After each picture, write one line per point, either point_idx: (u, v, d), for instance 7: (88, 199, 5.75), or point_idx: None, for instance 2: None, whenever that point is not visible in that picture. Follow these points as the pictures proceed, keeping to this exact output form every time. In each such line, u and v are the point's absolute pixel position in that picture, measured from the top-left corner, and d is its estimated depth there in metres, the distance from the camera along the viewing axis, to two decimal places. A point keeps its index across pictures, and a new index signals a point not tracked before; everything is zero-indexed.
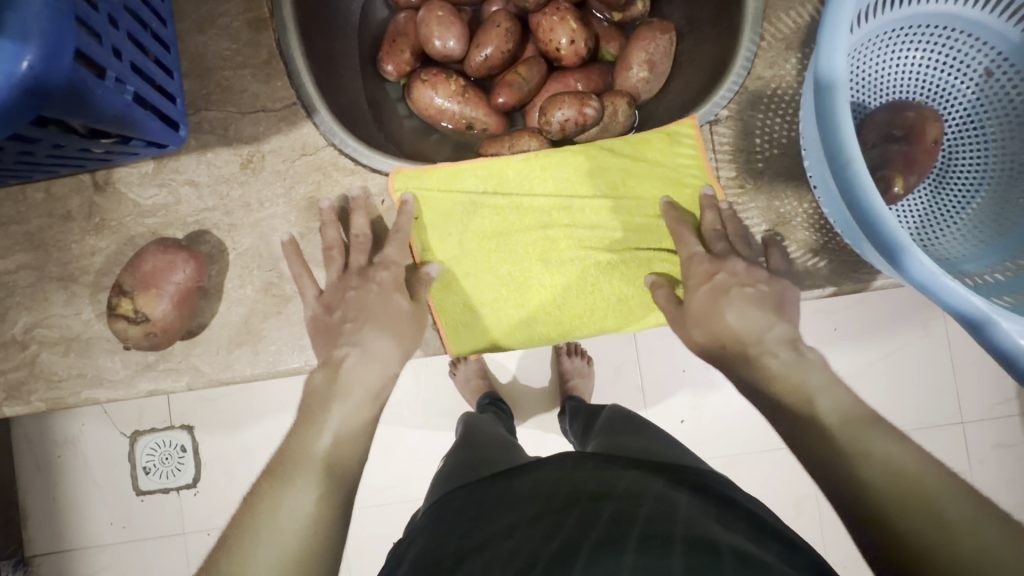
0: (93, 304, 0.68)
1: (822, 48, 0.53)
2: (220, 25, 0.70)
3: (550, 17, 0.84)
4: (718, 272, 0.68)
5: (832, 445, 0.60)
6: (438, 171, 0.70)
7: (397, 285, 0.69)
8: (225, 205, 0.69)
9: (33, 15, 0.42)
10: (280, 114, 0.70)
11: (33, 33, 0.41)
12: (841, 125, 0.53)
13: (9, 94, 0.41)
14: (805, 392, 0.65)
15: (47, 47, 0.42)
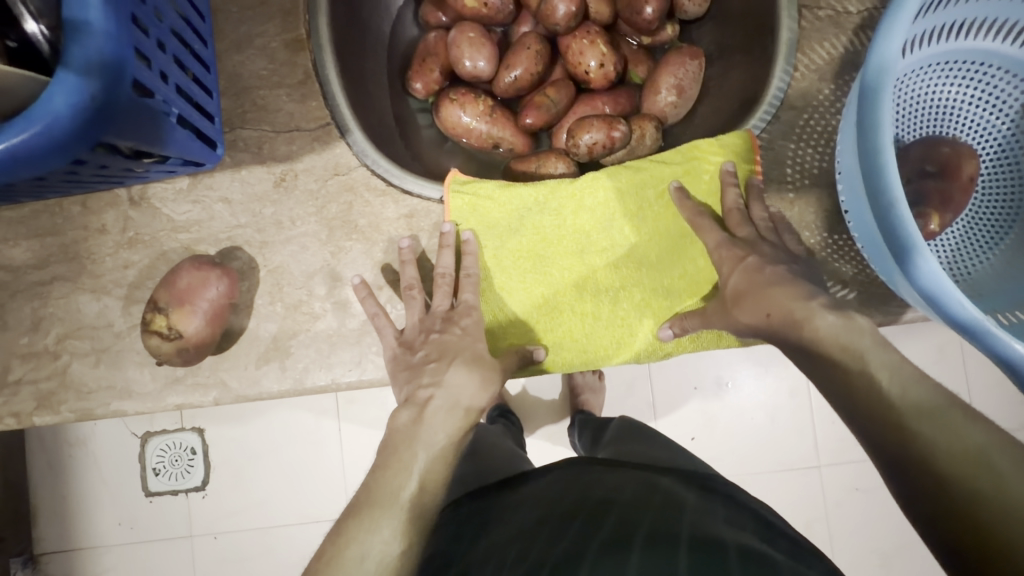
0: (125, 316, 0.69)
1: (867, 90, 0.53)
2: (258, 45, 0.71)
3: (580, 41, 0.85)
4: (747, 257, 0.65)
5: (881, 407, 0.51)
6: (490, 182, 0.71)
7: (421, 301, 0.69)
8: (257, 222, 0.70)
9: (95, 47, 0.42)
10: (314, 134, 0.71)
11: (92, 64, 0.42)
12: (885, 164, 0.52)
13: (70, 123, 0.42)
14: (853, 346, 0.55)
15: (108, 78, 0.43)
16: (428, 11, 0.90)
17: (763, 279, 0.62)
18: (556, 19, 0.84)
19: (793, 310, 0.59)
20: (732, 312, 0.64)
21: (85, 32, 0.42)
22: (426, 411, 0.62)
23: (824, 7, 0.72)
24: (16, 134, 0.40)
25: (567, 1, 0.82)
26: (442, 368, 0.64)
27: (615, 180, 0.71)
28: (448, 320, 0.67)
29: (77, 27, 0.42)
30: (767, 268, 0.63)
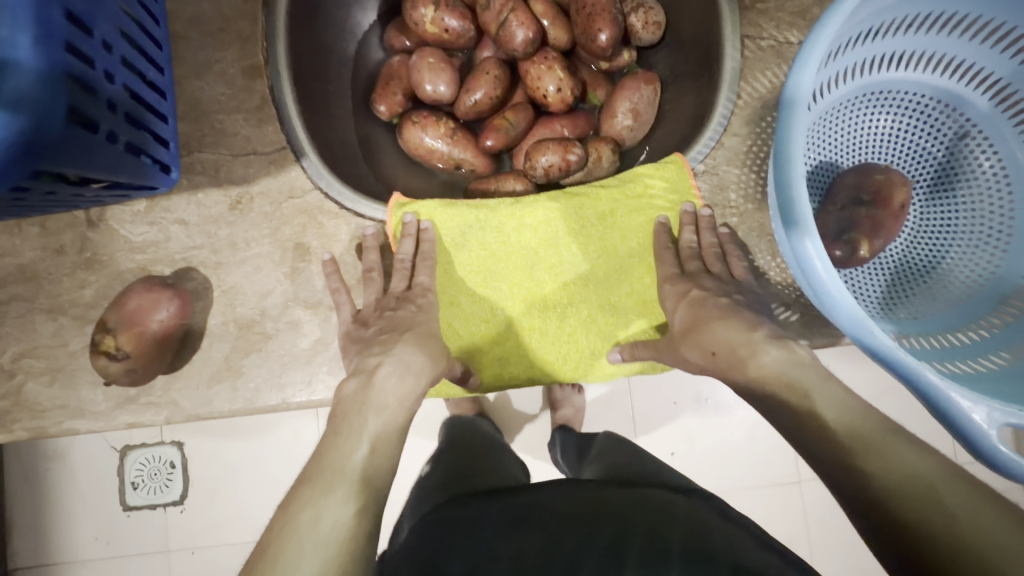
0: (80, 336, 0.70)
1: (783, 117, 0.54)
2: (217, 71, 0.73)
3: (538, 66, 0.88)
4: (691, 288, 0.67)
5: (827, 436, 0.53)
6: (430, 201, 0.72)
7: (380, 281, 0.71)
8: (212, 244, 0.71)
9: (27, 88, 0.44)
10: (270, 157, 0.72)
11: (24, 100, 0.44)
12: (797, 197, 0.53)
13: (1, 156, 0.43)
14: (800, 386, 0.57)
15: (38, 113, 0.45)
16: (393, 36, 0.92)
17: (707, 310, 0.64)
18: (515, 45, 0.87)
19: (733, 343, 0.62)
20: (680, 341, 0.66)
21: (14, 70, 0.44)
22: (375, 376, 0.63)
23: (766, 38, 0.74)
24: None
25: (525, 28, 0.85)
26: (395, 339, 0.65)
27: (556, 199, 0.72)
28: (400, 312, 0.68)
29: (7, 66, 0.44)
30: (709, 299, 0.65)
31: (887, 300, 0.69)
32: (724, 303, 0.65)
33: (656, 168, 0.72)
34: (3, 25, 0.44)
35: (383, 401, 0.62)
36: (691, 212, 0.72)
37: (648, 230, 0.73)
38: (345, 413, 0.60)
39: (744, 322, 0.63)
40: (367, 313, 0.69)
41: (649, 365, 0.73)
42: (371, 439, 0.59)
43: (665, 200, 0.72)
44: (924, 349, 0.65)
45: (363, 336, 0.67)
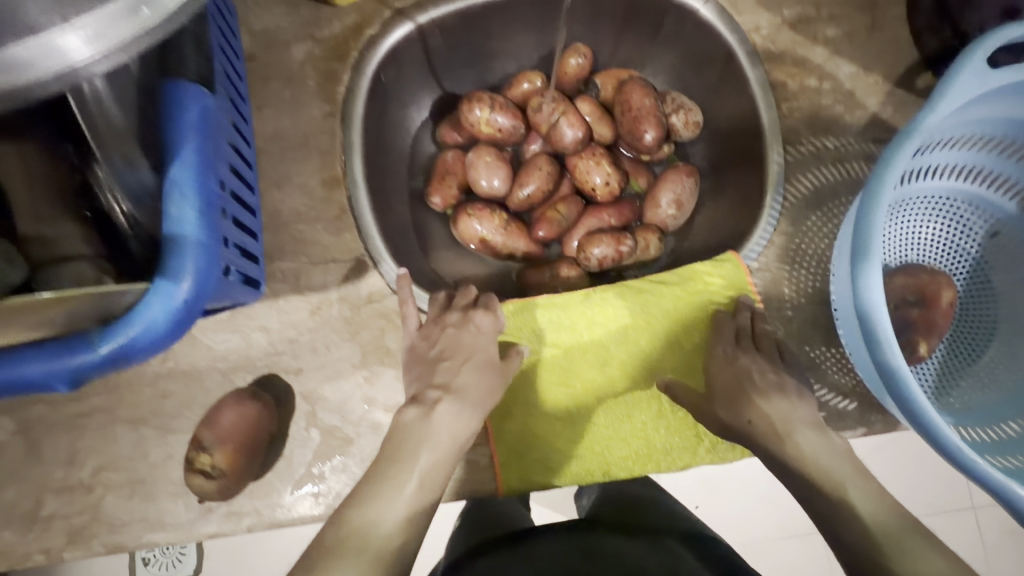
0: (161, 446, 0.71)
1: (858, 243, 0.58)
2: (297, 183, 0.77)
3: (587, 161, 0.94)
4: (738, 357, 0.72)
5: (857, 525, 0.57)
6: (506, 304, 0.76)
7: None
8: (293, 349, 0.73)
9: (190, 257, 0.46)
10: (349, 264, 0.75)
11: (189, 270, 0.46)
12: (879, 319, 0.57)
13: (168, 326, 0.45)
14: (834, 475, 0.62)
15: (199, 281, 0.46)
16: (445, 132, 0.96)
17: (750, 383, 0.69)
18: (564, 142, 0.93)
19: (775, 420, 0.67)
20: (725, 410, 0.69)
21: (183, 244, 0.46)
22: (434, 411, 0.65)
23: (806, 144, 0.81)
24: (115, 340, 0.44)
25: (574, 128, 0.91)
26: (455, 370, 0.68)
27: (622, 297, 0.76)
28: (460, 332, 0.71)
29: (177, 241, 0.46)
30: (755, 375, 0.70)
31: (938, 388, 0.74)
32: (771, 381, 0.70)
33: (713, 264, 0.76)
34: (171, 201, 0.47)
35: (437, 438, 0.63)
36: (750, 305, 0.75)
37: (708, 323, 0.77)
38: (401, 443, 0.62)
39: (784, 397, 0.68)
40: (429, 327, 0.71)
41: (721, 456, 0.74)
42: (419, 477, 0.61)
43: (722, 292, 0.76)
44: (981, 441, 0.70)
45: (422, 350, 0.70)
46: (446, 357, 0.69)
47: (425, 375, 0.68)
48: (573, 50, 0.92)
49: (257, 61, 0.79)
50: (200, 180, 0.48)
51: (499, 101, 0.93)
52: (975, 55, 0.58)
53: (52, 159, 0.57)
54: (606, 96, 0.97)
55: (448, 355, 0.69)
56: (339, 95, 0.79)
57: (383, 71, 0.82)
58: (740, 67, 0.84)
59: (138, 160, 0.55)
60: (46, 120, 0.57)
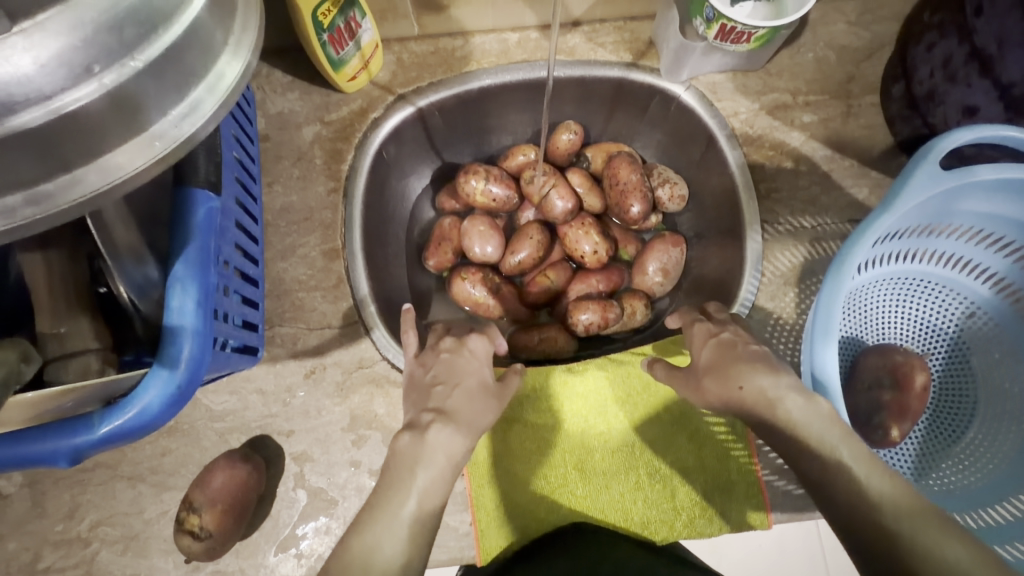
0: (156, 503, 0.74)
1: (817, 328, 0.62)
2: (299, 254, 0.82)
3: (576, 230, 0.98)
4: (722, 333, 0.70)
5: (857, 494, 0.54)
6: None
7: None
8: (286, 411, 0.77)
9: (185, 344, 0.52)
10: (343, 330, 0.80)
11: (182, 358, 0.52)
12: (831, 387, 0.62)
13: (161, 406, 0.51)
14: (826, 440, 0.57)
15: (192, 366, 0.52)
16: (444, 199, 1.03)
17: (734, 354, 0.66)
18: (555, 212, 0.98)
19: (764, 386, 0.62)
20: (708, 379, 0.66)
21: (179, 334, 0.53)
22: (428, 432, 0.62)
23: (784, 224, 0.84)
24: (110, 423, 0.50)
25: (564, 199, 0.97)
26: (448, 391, 0.67)
27: (603, 369, 0.79)
28: (455, 355, 0.72)
29: (176, 330, 0.53)
30: (740, 346, 0.67)
31: (919, 469, 0.76)
32: (754, 352, 0.66)
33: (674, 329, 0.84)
34: (174, 295, 0.54)
35: (433, 456, 0.60)
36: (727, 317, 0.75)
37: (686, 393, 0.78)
38: (397, 467, 0.59)
39: (770, 369, 0.64)
40: (425, 354, 0.73)
41: (702, 528, 0.75)
42: (419, 495, 0.58)
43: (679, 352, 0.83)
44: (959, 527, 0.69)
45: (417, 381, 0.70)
46: (440, 381, 0.68)
47: (420, 400, 0.67)
48: (565, 127, 0.98)
49: (270, 140, 0.87)
50: (200, 276, 0.55)
51: (494, 173, 0.99)
52: (928, 160, 0.61)
53: (73, 259, 0.63)
54: (596, 168, 1.02)
55: (441, 380, 0.68)
56: (343, 173, 0.86)
57: (385, 147, 0.90)
58: (720, 147, 0.89)
59: (148, 261, 0.63)
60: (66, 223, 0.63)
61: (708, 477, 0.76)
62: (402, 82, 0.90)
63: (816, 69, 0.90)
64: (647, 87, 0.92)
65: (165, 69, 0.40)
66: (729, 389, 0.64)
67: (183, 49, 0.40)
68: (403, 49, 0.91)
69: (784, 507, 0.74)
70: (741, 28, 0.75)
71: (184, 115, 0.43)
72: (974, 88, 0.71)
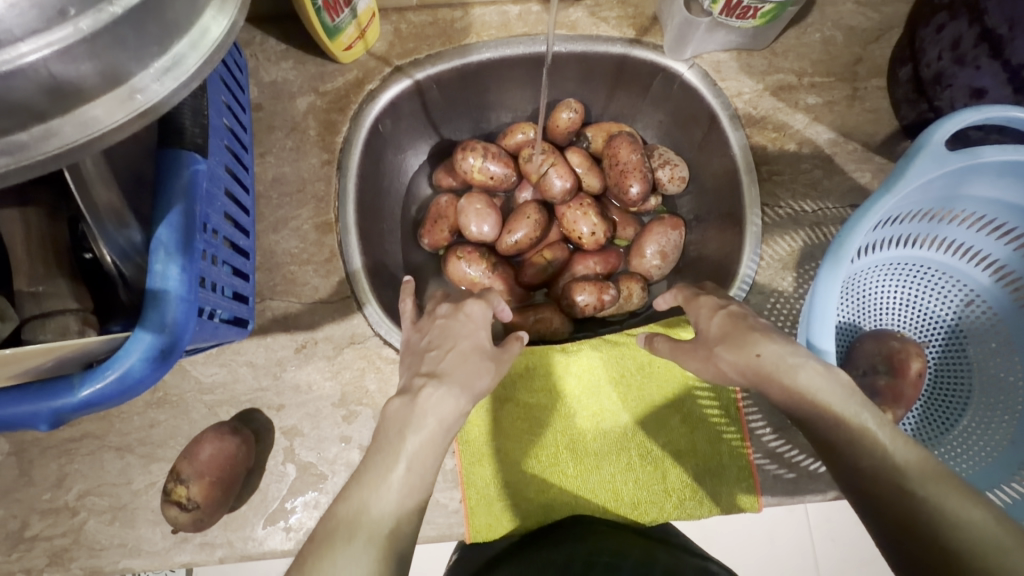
0: (145, 474, 0.74)
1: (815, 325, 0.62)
2: (292, 227, 0.81)
3: (574, 211, 0.97)
4: (730, 305, 0.69)
5: (880, 459, 0.54)
6: None
7: None
8: (277, 385, 0.76)
9: (168, 308, 0.51)
10: (334, 305, 0.79)
11: (166, 323, 0.51)
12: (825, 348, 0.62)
13: (146, 370, 0.50)
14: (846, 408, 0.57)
15: (177, 331, 0.52)
16: (441, 176, 1.01)
17: (745, 326, 0.66)
18: (553, 191, 0.97)
19: (776, 356, 0.61)
20: (720, 347, 0.65)
21: (162, 299, 0.51)
22: (419, 397, 0.61)
23: (785, 207, 0.83)
24: (93, 385, 0.49)
25: (563, 178, 0.95)
26: (441, 356, 0.66)
27: (598, 350, 0.79)
28: (449, 320, 0.71)
29: (159, 295, 0.52)
30: (745, 321, 0.67)
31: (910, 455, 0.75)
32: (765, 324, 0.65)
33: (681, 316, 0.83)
34: (158, 258, 0.52)
35: (423, 420, 0.59)
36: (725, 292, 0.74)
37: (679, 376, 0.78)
38: (385, 432, 0.59)
39: (785, 341, 0.62)
40: (424, 321, 0.73)
41: (694, 511, 0.75)
42: (408, 459, 0.57)
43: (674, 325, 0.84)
44: None
45: (415, 347, 0.70)
46: (433, 346, 0.68)
47: (414, 365, 0.67)
48: (566, 104, 0.96)
49: (263, 110, 0.84)
50: (185, 240, 0.54)
51: (492, 150, 0.97)
52: (933, 140, 0.60)
53: (51, 217, 0.62)
54: (596, 148, 1.01)
55: (435, 345, 0.68)
56: (337, 145, 0.84)
57: (380, 120, 0.88)
58: (722, 128, 0.87)
59: (131, 225, 0.61)
60: (44, 182, 0.62)
61: (700, 460, 0.75)
62: (399, 54, 0.88)
63: (823, 49, 0.88)
64: (650, 64, 0.90)
65: (146, 18, 0.38)
66: (747, 357, 0.62)
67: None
68: (401, 19, 0.89)
69: (775, 490, 0.75)
70: (748, 1, 0.73)
71: (167, 68, 0.41)
72: (982, 71, 0.69)
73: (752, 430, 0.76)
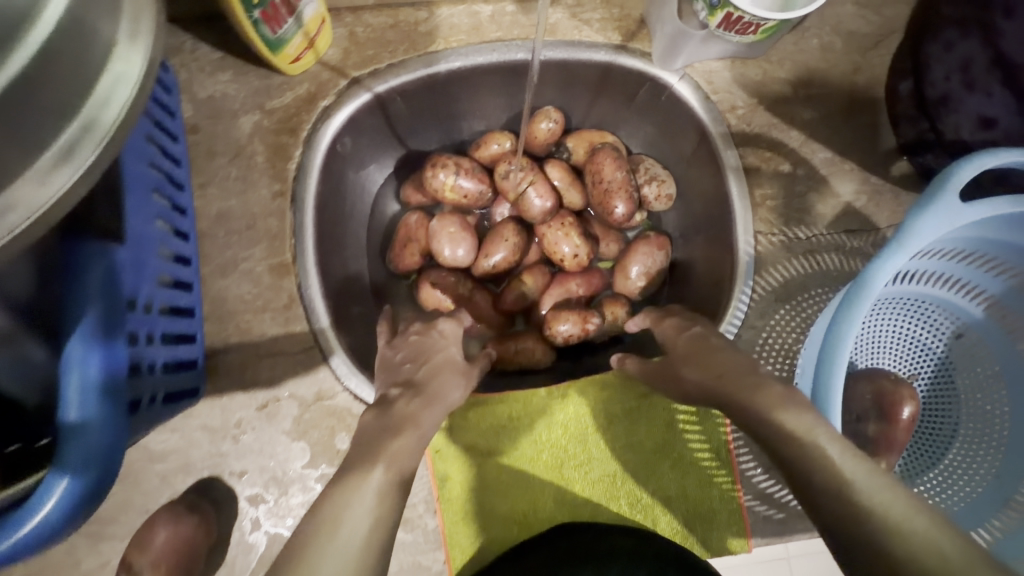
0: (94, 554, 0.67)
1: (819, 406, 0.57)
2: (243, 269, 0.72)
3: (555, 231, 0.90)
4: (694, 326, 0.65)
5: (833, 474, 0.47)
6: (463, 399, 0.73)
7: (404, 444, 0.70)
8: (237, 450, 0.69)
9: (90, 446, 0.47)
10: (297, 357, 0.71)
11: (88, 460, 0.47)
12: (835, 368, 0.56)
13: (70, 510, 0.47)
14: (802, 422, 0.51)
15: (100, 466, 0.48)
16: (410, 193, 0.92)
17: (710, 347, 0.61)
18: (532, 211, 0.89)
19: (744, 372, 0.57)
20: (681, 367, 0.62)
21: (83, 433, 0.47)
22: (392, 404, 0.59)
23: (779, 234, 0.79)
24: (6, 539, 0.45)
25: (543, 198, 0.88)
26: (415, 368, 0.65)
27: (584, 394, 0.74)
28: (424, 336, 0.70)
29: (77, 427, 0.47)
30: (711, 338, 0.63)
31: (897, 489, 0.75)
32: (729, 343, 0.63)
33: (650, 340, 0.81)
34: (67, 377, 0.48)
35: (401, 425, 0.57)
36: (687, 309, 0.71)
37: (668, 420, 0.74)
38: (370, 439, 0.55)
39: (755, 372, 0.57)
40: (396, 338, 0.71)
41: None
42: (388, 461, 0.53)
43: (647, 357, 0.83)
44: None
45: (388, 365, 0.67)
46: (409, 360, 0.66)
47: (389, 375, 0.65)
48: (544, 113, 0.88)
49: (200, 133, 0.73)
50: (100, 351, 0.49)
51: (465, 165, 0.88)
52: (948, 189, 0.55)
53: None
54: (577, 159, 0.93)
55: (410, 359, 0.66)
56: (290, 173, 0.74)
57: (338, 140, 0.78)
58: (714, 145, 0.80)
59: (24, 341, 0.52)
60: None
61: (692, 506, 0.73)
62: (356, 63, 0.77)
63: (820, 58, 0.81)
64: (637, 73, 0.82)
65: (24, 101, 0.31)
66: (709, 376, 0.59)
67: (35, 85, 0.31)
68: (357, 21, 0.78)
69: (765, 532, 0.72)
70: (750, 18, 0.66)
71: (59, 160, 0.34)
72: (993, 99, 0.66)
73: (745, 475, 0.73)
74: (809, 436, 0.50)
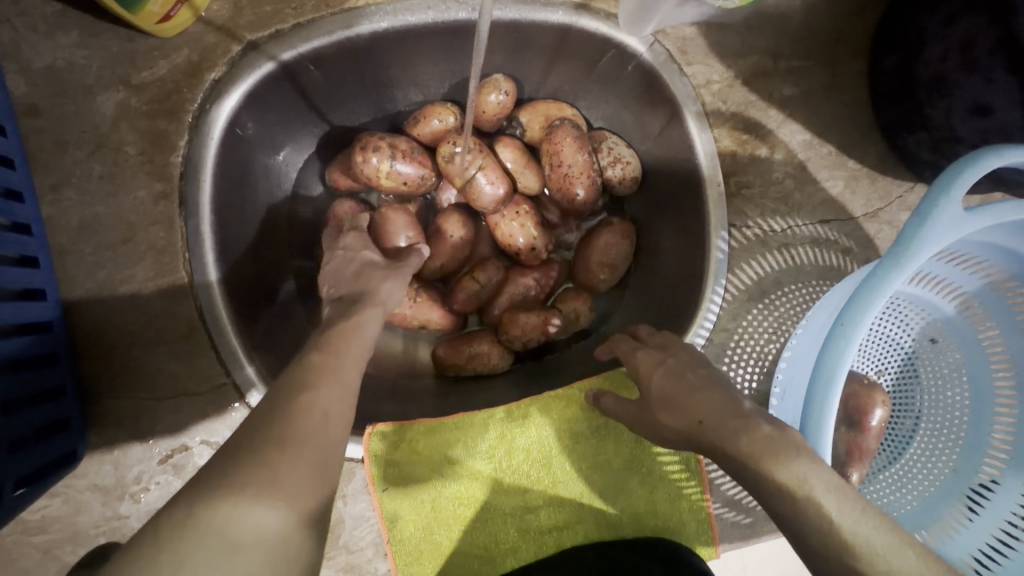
0: None
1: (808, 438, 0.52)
2: (123, 294, 0.58)
3: (508, 220, 0.78)
4: (666, 358, 0.59)
5: (836, 540, 0.43)
6: (414, 428, 0.65)
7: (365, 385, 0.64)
8: (139, 510, 0.58)
9: None
10: (205, 398, 0.59)
11: None
12: (829, 396, 0.51)
13: None
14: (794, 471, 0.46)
15: None
16: (337, 177, 0.76)
17: (688, 385, 0.56)
18: (482, 200, 0.76)
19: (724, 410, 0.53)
20: (658, 413, 0.57)
21: None
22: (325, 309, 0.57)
23: (752, 226, 0.72)
24: None
25: (495, 184, 0.75)
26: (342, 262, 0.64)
27: (546, 412, 0.68)
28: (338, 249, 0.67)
29: None
30: (688, 373, 0.57)
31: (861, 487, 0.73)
32: (706, 377, 0.57)
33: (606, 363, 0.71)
34: None
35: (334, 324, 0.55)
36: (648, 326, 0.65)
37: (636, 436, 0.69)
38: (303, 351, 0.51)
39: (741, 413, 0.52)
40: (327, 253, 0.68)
41: None
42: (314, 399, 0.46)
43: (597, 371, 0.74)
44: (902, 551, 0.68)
45: None
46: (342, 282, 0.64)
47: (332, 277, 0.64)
48: (493, 83, 0.75)
49: (45, 118, 0.57)
50: None
51: (402, 147, 0.74)
52: (953, 197, 0.50)
53: None
54: (532, 135, 0.81)
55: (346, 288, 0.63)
56: (175, 168, 0.59)
57: (237, 121, 0.62)
58: (686, 126, 0.71)
59: None
60: None
61: (662, 520, 0.69)
62: (251, 23, 0.61)
63: (800, 24, 0.72)
64: (600, 38, 0.69)
65: None
66: (687, 424, 0.54)
67: None
68: None
69: (732, 537, 0.70)
70: None
71: None
72: (995, 83, 0.58)
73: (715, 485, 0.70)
74: (801, 488, 0.45)
